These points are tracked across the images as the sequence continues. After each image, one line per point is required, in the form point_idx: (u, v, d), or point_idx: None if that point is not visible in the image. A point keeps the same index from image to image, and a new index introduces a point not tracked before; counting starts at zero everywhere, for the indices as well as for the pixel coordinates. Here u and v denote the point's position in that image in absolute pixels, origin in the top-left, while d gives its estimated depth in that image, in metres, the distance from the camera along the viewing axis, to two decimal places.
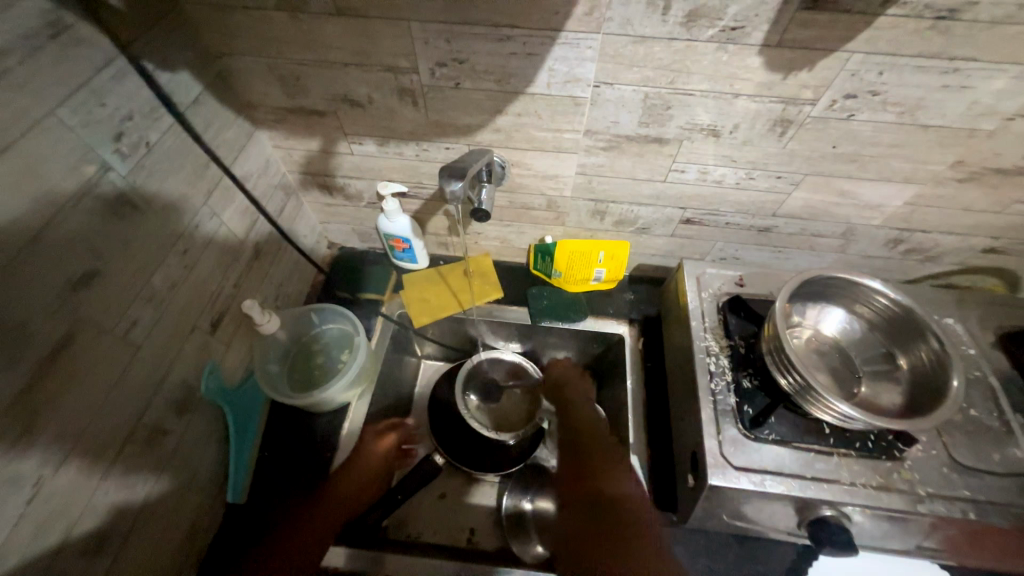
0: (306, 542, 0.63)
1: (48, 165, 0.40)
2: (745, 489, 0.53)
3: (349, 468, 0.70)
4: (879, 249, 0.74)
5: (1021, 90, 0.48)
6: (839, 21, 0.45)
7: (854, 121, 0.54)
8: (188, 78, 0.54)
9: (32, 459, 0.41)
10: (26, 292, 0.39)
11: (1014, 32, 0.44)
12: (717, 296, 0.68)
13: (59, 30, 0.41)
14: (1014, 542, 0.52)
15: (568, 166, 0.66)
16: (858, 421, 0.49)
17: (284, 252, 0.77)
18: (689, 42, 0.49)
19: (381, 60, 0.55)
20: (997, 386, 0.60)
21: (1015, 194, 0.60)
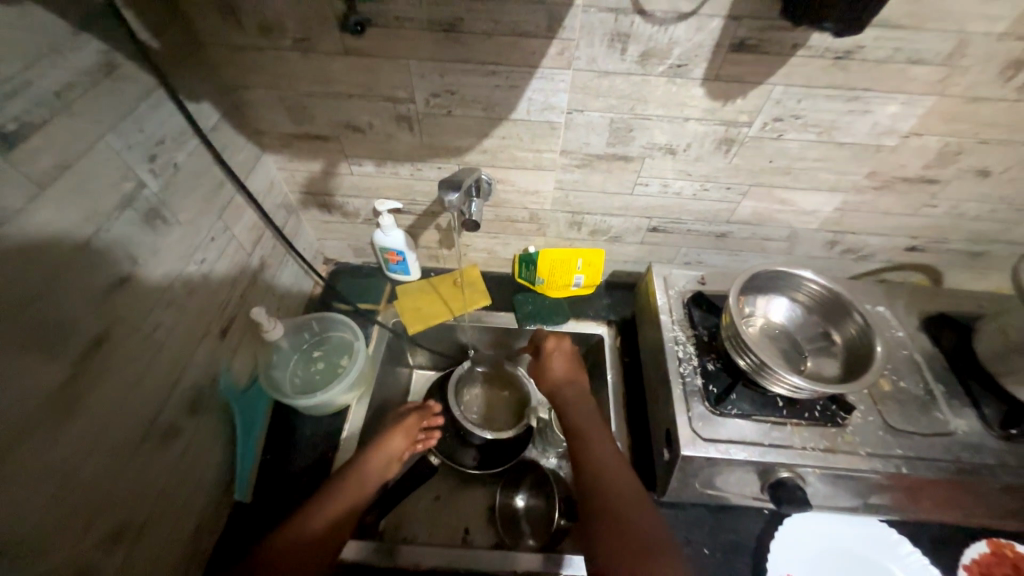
0: (332, 522, 0.60)
1: (96, 181, 0.46)
2: (714, 458, 0.60)
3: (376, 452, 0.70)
4: (819, 250, 0.84)
5: (911, 113, 0.60)
6: (761, 60, 0.56)
7: (784, 139, 0.64)
8: (209, 107, 0.61)
9: (75, 445, 0.44)
10: (75, 292, 0.45)
11: (897, 69, 0.55)
12: (681, 294, 0.77)
13: (111, 67, 0.48)
14: (943, 492, 0.61)
15: (547, 182, 0.75)
16: (807, 390, 0.57)
17: (285, 266, 0.83)
18: (644, 76, 0.59)
19: (382, 92, 0.63)
20: (922, 361, 0.69)
21: (922, 199, 0.72)
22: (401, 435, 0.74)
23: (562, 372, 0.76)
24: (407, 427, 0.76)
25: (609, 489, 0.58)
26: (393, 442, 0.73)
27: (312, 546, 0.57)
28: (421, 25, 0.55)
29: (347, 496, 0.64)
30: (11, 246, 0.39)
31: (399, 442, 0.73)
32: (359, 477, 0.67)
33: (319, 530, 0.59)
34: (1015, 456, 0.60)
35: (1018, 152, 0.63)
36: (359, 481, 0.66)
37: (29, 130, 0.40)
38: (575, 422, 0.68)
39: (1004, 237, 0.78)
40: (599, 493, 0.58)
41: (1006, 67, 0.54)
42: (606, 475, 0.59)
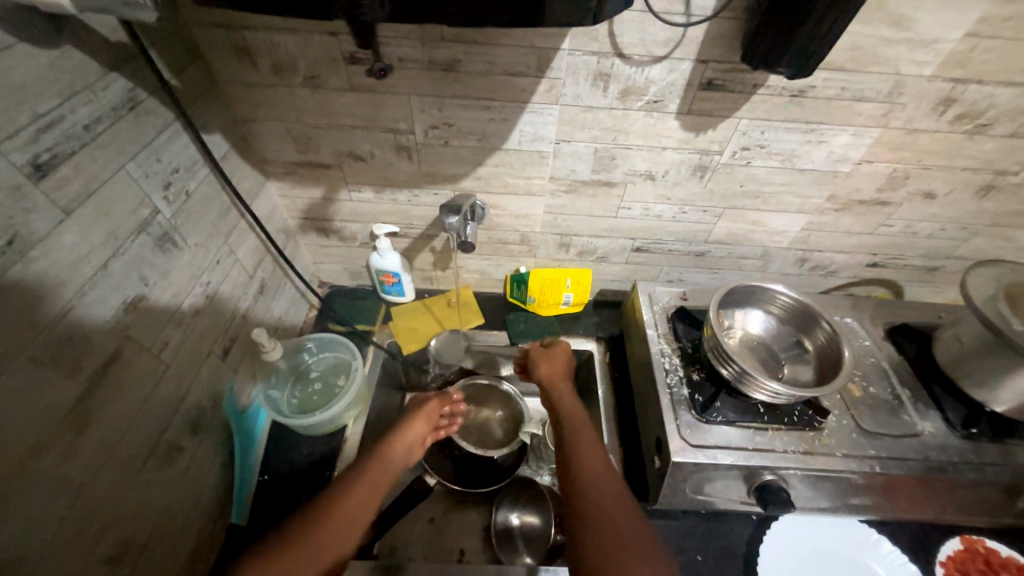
0: (365, 503, 0.53)
1: (117, 207, 0.49)
2: (702, 463, 0.62)
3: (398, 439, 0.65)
4: (791, 267, 0.91)
5: (860, 144, 0.67)
6: (727, 97, 0.62)
7: (751, 166, 0.71)
8: (219, 138, 0.65)
9: (84, 460, 0.45)
10: (93, 311, 0.47)
11: (845, 105, 0.62)
12: (665, 309, 0.81)
13: (135, 103, 0.51)
14: (915, 490, 0.65)
15: (537, 207, 0.80)
16: (786, 395, 0.61)
17: (284, 289, 0.85)
18: (625, 110, 0.65)
19: (383, 123, 0.68)
20: (889, 368, 0.74)
21: (878, 219, 0.79)
22: (421, 421, 0.70)
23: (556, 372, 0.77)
24: (427, 415, 0.72)
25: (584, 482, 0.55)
26: (411, 429, 0.68)
27: (346, 527, 0.50)
28: (422, 65, 0.61)
29: (374, 479, 0.56)
30: (38, 268, 0.41)
31: (420, 430, 0.68)
32: (386, 462, 0.60)
33: (347, 516, 0.51)
34: (976, 452, 0.65)
35: (958, 176, 0.71)
36: (384, 466, 0.59)
37: (61, 160, 0.43)
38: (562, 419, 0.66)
39: (955, 253, 0.86)
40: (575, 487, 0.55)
41: (939, 104, 0.62)
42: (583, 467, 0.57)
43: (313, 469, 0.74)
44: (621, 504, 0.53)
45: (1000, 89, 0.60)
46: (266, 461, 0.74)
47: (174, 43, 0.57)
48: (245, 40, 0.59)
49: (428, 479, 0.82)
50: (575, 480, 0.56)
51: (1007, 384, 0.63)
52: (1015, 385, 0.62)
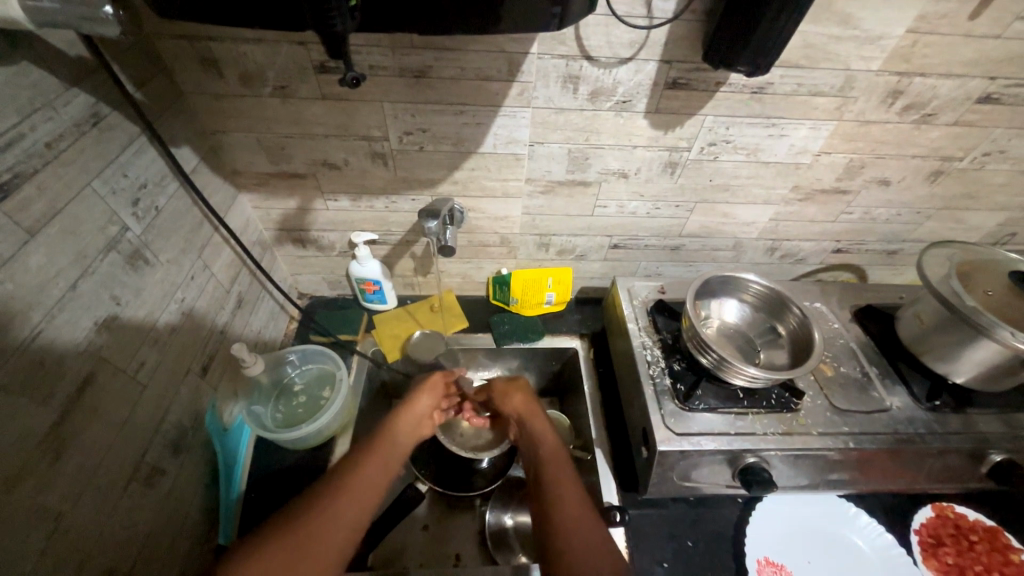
0: (375, 483, 0.54)
1: (83, 225, 0.48)
2: (688, 451, 0.64)
3: (398, 427, 0.63)
4: (762, 256, 0.94)
5: (818, 136, 0.70)
6: (692, 96, 0.65)
7: (719, 161, 0.74)
8: (188, 151, 0.64)
9: (60, 488, 0.44)
10: (63, 334, 0.45)
11: (802, 100, 0.65)
12: (645, 303, 0.83)
13: (98, 118, 0.50)
14: (887, 462, 0.68)
15: (515, 208, 0.81)
16: (763, 378, 0.63)
17: (262, 302, 0.84)
18: (595, 111, 0.67)
19: (358, 132, 0.68)
20: (857, 348, 0.78)
21: (840, 207, 0.83)
22: (427, 395, 0.69)
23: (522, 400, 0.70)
24: (434, 389, 0.71)
25: (565, 496, 0.56)
26: (416, 406, 0.67)
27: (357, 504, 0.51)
28: (394, 72, 0.61)
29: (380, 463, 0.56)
30: (5, 292, 0.40)
31: (427, 404, 0.68)
32: (384, 451, 0.58)
33: (346, 520, 0.49)
34: (941, 423, 0.68)
35: (909, 164, 0.75)
36: (384, 456, 0.57)
37: (23, 179, 0.42)
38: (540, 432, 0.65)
39: (910, 237, 0.91)
40: (553, 497, 0.56)
41: (887, 96, 0.65)
42: (564, 479, 0.58)
43: (301, 484, 0.72)
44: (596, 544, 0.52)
45: (942, 81, 0.64)
46: (254, 479, 0.72)
47: (137, 56, 0.55)
48: (211, 51, 0.58)
49: (420, 486, 0.81)
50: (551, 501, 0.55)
51: (964, 356, 0.67)
52: (971, 357, 0.66)
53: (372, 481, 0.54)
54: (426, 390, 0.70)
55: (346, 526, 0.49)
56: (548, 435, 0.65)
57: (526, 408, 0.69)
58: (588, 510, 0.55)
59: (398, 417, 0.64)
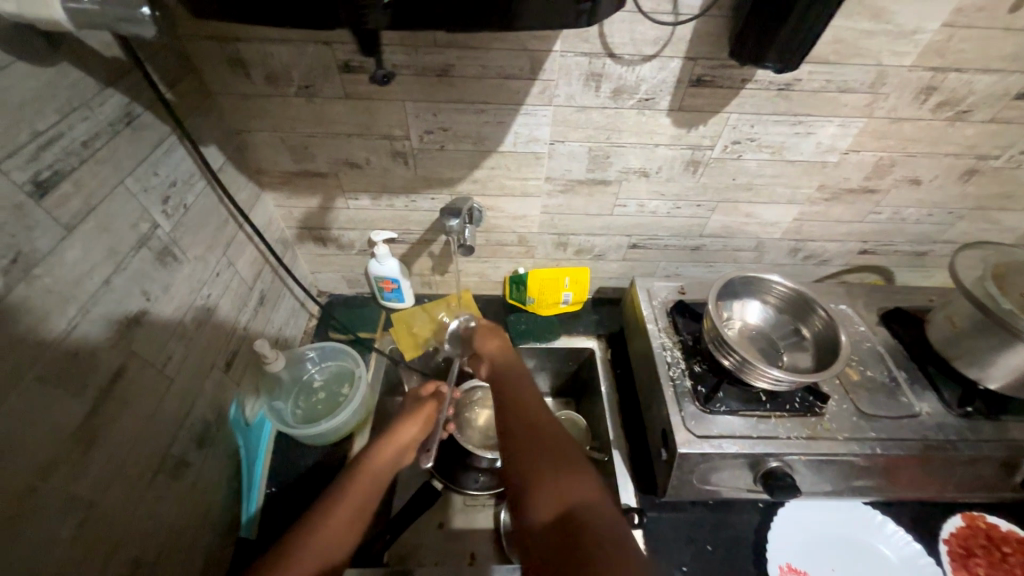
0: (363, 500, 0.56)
1: (117, 222, 0.49)
2: (709, 453, 0.63)
3: (377, 454, 0.62)
4: (785, 257, 0.92)
5: (847, 134, 0.69)
6: (718, 93, 0.64)
7: (742, 159, 0.72)
8: (215, 150, 0.65)
9: (91, 478, 0.45)
10: (96, 328, 0.46)
11: (830, 97, 0.64)
12: (665, 303, 0.82)
13: (132, 118, 0.51)
14: (916, 470, 0.66)
15: (533, 208, 0.81)
16: (787, 381, 0.62)
17: (283, 298, 0.85)
18: (618, 109, 0.66)
19: (379, 130, 0.68)
20: (884, 352, 0.76)
21: (868, 206, 0.81)
22: (415, 425, 0.68)
23: (497, 342, 0.73)
24: (421, 417, 0.70)
25: (544, 456, 0.51)
26: (401, 434, 0.66)
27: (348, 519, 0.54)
28: (416, 71, 0.61)
29: (366, 483, 0.58)
30: (42, 286, 0.41)
31: (411, 434, 0.67)
32: (361, 488, 0.57)
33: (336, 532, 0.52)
34: (973, 430, 0.66)
35: (941, 162, 0.73)
36: (361, 493, 0.57)
37: (61, 177, 0.43)
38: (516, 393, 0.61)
39: (941, 238, 0.88)
40: (529, 458, 0.51)
41: (920, 92, 0.63)
42: (538, 439, 0.53)
43: (324, 479, 0.73)
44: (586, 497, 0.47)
45: (978, 76, 0.62)
46: (275, 474, 0.74)
47: (168, 57, 0.57)
48: (239, 52, 0.59)
49: (434, 484, 0.82)
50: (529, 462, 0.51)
51: (999, 361, 0.65)
52: (1005, 362, 0.64)
53: (353, 512, 0.55)
54: (411, 415, 0.70)
55: (337, 538, 0.52)
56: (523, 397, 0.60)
57: (500, 365, 0.68)
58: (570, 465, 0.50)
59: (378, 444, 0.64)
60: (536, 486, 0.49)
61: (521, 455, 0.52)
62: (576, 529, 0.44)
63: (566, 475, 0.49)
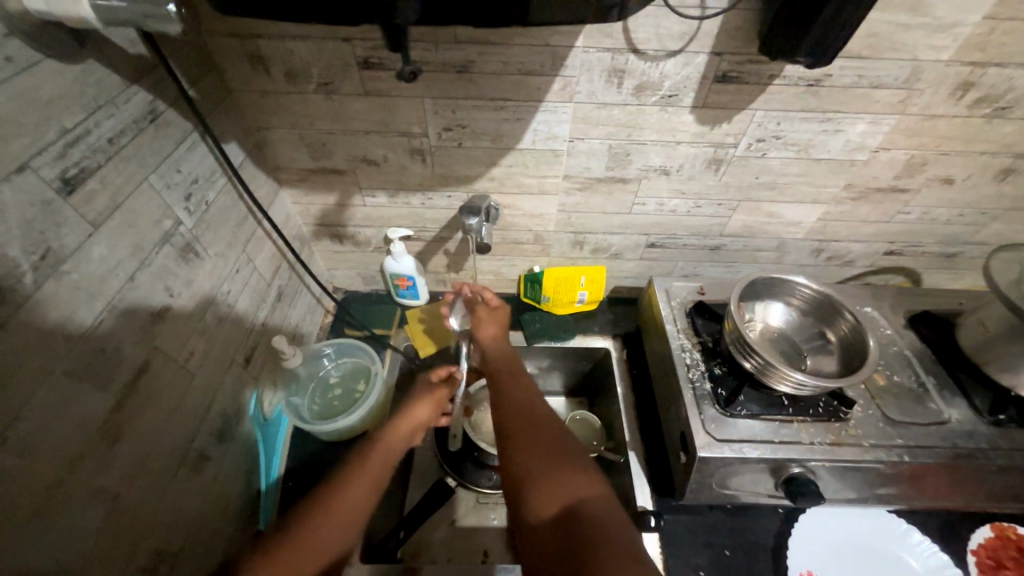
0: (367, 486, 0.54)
1: (142, 218, 0.50)
2: (729, 458, 0.62)
3: (386, 437, 0.61)
4: (807, 257, 0.90)
5: (877, 131, 0.66)
6: (744, 89, 0.62)
7: (767, 157, 0.71)
8: (235, 146, 0.65)
9: (116, 471, 0.46)
10: (121, 324, 0.47)
11: (862, 92, 0.62)
12: (684, 304, 0.81)
13: (155, 115, 0.52)
14: (944, 479, 0.64)
15: (550, 206, 0.80)
16: (811, 385, 0.60)
17: (301, 295, 0.86)
18: (639, 105, 0.65)
19: (397, 127, 0.68)
20: (911, 356, 0.74)
21: (896, 206, 0.78)
22: (427, 406, 0.68)
23: (495, 329, 0.73)
24: (436, 399, 0.70)
25: (556, 461, 0.50)
26: (411, 417, 0.65)
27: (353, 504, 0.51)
28: (436, 68, 0.61)
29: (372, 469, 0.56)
30: (71, 282, 0.42)
31: (424, 414, 0.67)
32: (367, 474, 0.55)
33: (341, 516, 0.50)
34: (1006, 439, 0.64)
35: (976, 161, 0.70)
36: (369, 479, 0.55)
37: (88, 174, 0.44)
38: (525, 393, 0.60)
39: (973, 239, 0.85)
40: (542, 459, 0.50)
41: (957, 88, 0.61)
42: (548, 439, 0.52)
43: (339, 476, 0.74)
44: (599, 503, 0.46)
45: (1020, 71, 0.59)
46: (291, 468, 0.74)
47: (191, 54, 0.57)
48: (260, 48, 0.59)
49: (448, 481, 0.82)
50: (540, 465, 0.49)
51: None
52: None
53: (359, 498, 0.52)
54: (423, 398, 0.69)
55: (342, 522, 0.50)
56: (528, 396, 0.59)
57: (500, 359, 0.67)
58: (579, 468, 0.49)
59: (387, 427, 0.63)
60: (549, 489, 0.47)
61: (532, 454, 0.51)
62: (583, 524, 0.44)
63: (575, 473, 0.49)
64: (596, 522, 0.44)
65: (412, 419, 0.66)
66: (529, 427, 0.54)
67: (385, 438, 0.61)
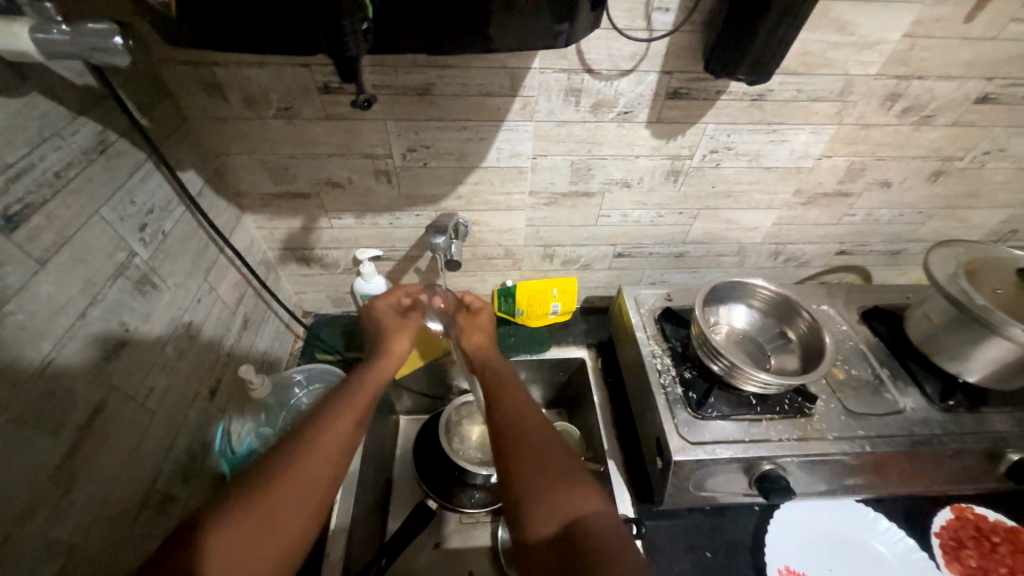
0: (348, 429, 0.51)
1: (92, 253, 0.48)
2: (703, 460, 0.63)
3: (366, 381, 0.57)
4: (766, 260, 0.94)
5: (819, 141, 0.71)
6: (694, 104, 0.65)
7: (721, 167, 0.74)
8: (193, 174, 0.64)
9: (72, 521, 0.43)
10: (72, 365, 0.45)
11: (801, 105, 0.66)
12: (652, 310, 0.83)
13: (105, 146, 0.50)
14: (905, 466, 0.67)
15: (518, 221, 0.81)
16: (775, 384, 0.62)
17: (268, 321, 0.83)
18: (597, 122, 0.67)
19: (360, 149, 0.68)
20: (866, 350, 0.77)
21: (842, 209, 0.83)
22: (405, 336, 0.66)
23: (482, 339, 0.68)
24: (411, 329, 0.68)
25: (558, 466, 0.49)
26: (391, 356, 0.63)
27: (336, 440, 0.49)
28: (397, 91, 0.61)
29: (356, 408, 0.53)
30: (15, 322, 0.40)
31: (403, 346, 0.65)
32: (351, 411, 0.52)
33: (324, 451, 0.47)
34: (956, 424, 0.68)
35: (910, 165, 0.76)
36: (352, 416, 0.52)
37: (33, 210, 0.42)
38: (520, 390, 0.58)
39: (914, 236, 0.91)
40: (543, 459, 0.49)
41: (885, 100, 0.66)
42: (548, 447, 0.51)
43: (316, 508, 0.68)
44: (602, 518, 0.46)
45: (939, 83, 0.65)
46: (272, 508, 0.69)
47: (142, 82, 0.56)
48: (216, 76, 0.59)
49: (429, 505, 0.77)
50: (542, 469, 0.49)
51: (975, 355, 0.67)
52: (981, 356, 0.66)
53: (340, 441, 0.49)
54: (400, 331, 0.67)
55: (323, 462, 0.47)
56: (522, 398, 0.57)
57: (490, 362, 0.64)
58: (584, 479, 0.49)
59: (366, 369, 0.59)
60: (548, 495, 0.47)
61: (535, 459, 0.49)
62: (583, 546, 0.43)
63: (576, 489, 0.47)
64: (597, 544, 0.43)
65: (389, 353, 0.63)
66: (529, 428, 0.52)
67: (368, 385, 0.57)
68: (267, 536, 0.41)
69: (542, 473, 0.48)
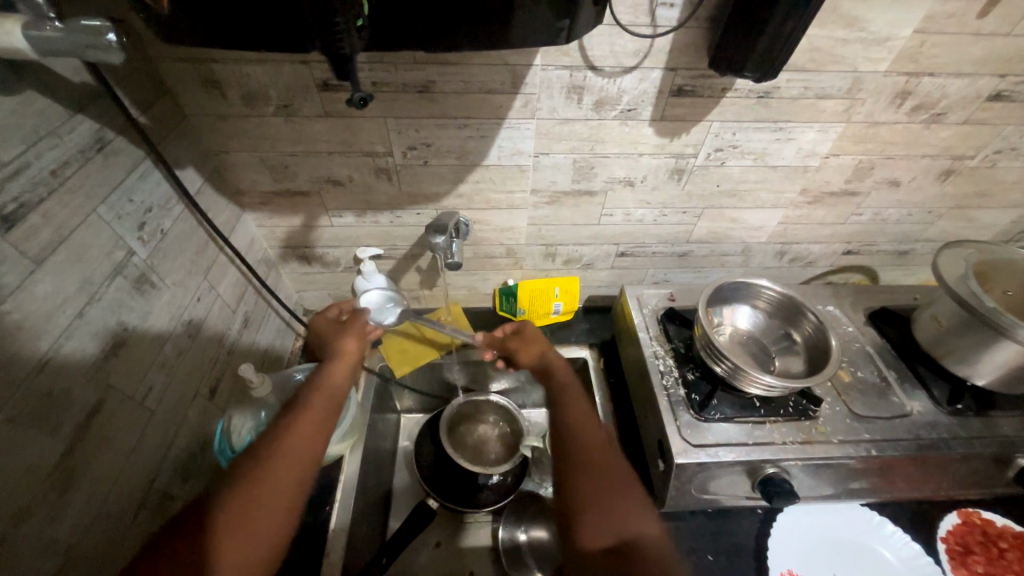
0: (314, 427, 0.53)
1: (90, 252, 0.48)
2: (706, 463, 0.63)
3: (326, 384, 0.59)
4: (772, 260, 0.93)
5: (827, 139, 0.70)
6: (699, 102, 0.64)
7: (726, 166, 0.73)
8: (193, 172, 0.64)
9: (70, 520, 0.43)
10: (70, 365, 0.44)
11: (808, 103, 0.65)
12: (655, 311, 0.82)
13: (103, 143, 0.50)
14: (912, 470, 0.66)
15: (521, 220, 0.81)
16: (779, 387, 0.61)
17: (268, 320, 0.83)
18: (600, 120, 0.66)
19: (361, 147, 0.67)
20: (873, 352, 0.76)
21: (849, 208, 0.82)
22: (353, 337, 0.65)
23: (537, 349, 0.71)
24: (358, 329, 0.67)
25: (613, 480, 0.52)
26: (342, 357, 0.63)
27: (301, 438, 0.51)
28: (399, 88, 0.61)
29: (318, 409, 0.55)
30: (12, 321, 0.39)
31: (353, 347, 0.65)
32: (313, 413, 0.55)
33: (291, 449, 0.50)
34: (965, 427, 0.66)
35: (919, 164, 0.75)
36: (317, 417, 0.54)
37: (29, 208, 0.42)
38: (574, 404, 0.60)
39: (922, 236, 0.89)
40: (586, 470, 0.53)
41: (896, 96, 0.65)
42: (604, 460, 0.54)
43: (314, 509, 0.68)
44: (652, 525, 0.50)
45: (951, 80, 0.63)
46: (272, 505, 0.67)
47: (141, 80, 0.56)
48: (214, 73, 0.58)
49: (430, 503, 0.76)
50: (590, 484, 0.52)
51: (986, 358, 0.65)
52: (990, 359, 0.65)
53: (305, 440, 0.51)
54: (343, 333, 0.66)
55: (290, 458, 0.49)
56: (580, 409, 0.60)
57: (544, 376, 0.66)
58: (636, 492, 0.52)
59: (322, 373, 0.61)
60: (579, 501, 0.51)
61: (583, 474, 0.52)
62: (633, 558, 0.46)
63: (625, 502, 0.50)
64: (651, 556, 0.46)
65: (346, 352, 0.64)
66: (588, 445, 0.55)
67: (326, 389, 0.58)
68: (252, 534, 0.44)
69: (585, 486, 0.51)
